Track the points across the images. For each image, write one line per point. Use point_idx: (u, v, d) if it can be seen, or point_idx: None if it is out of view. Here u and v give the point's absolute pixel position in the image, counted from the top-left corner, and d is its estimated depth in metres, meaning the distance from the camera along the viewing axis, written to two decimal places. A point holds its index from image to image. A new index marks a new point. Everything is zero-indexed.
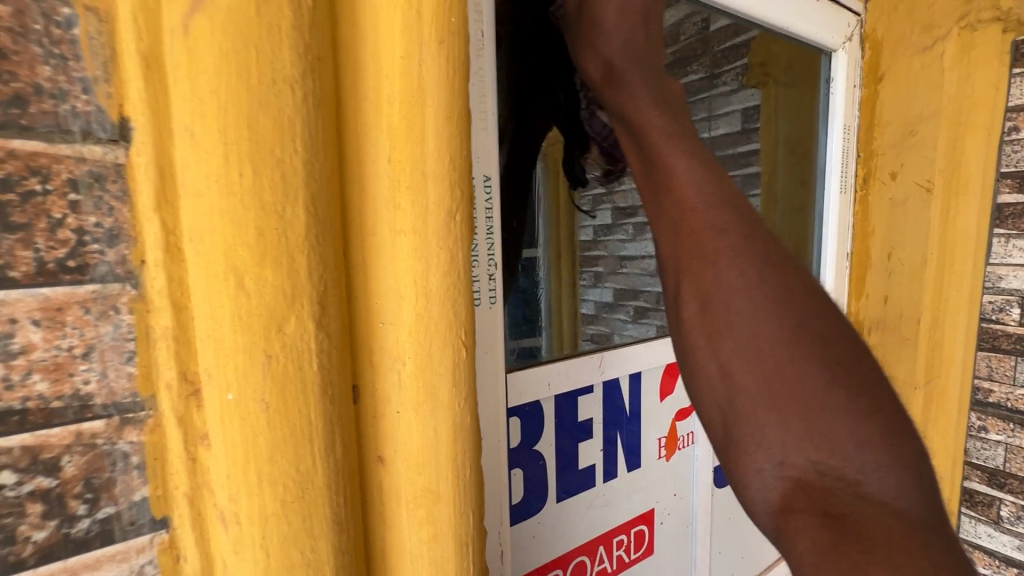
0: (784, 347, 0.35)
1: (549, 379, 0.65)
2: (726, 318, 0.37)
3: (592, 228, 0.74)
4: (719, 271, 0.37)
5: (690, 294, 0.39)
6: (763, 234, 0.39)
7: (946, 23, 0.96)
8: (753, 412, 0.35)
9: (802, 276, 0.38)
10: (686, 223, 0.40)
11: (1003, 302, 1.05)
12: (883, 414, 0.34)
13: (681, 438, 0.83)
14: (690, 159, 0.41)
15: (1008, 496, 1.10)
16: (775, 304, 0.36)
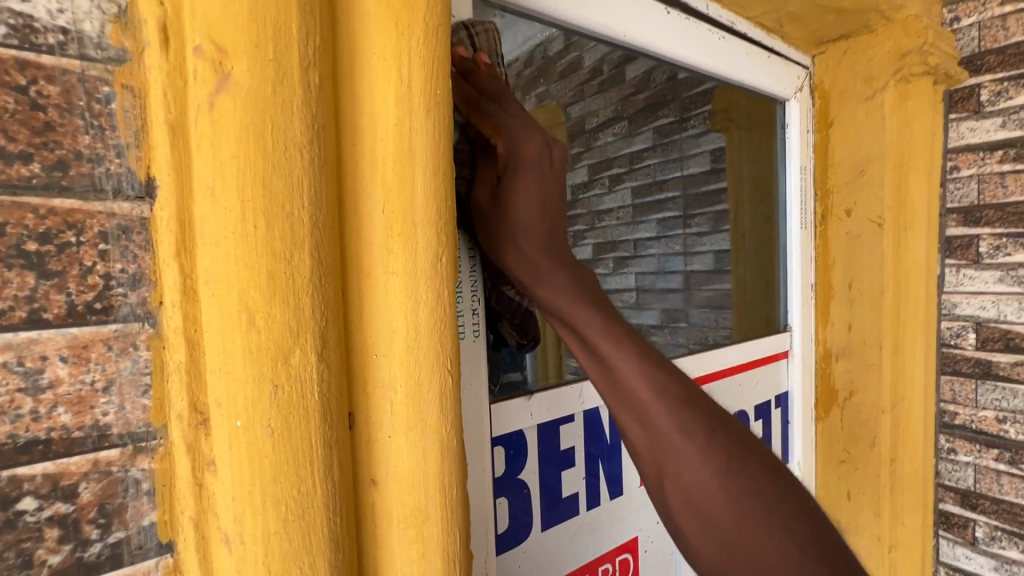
0: (722, 493, 0.42)
1: (531, 409, 0.68)
2: (638, 406, 0.45)
3: None
4: (664, 428, 0.43)
5: (605, 387, 0.47)
6: (636, 327, 0.47)
7: (883, 76, 1.05)
8: (717, 555, 0.41)
9: (676, 356, 0.47)
10: (587, 323, 0.47)
11: (960, 328, 1.14)
12: (755, 459, 0.44)
13: None
14: (572, 269, 0.49)
15: (981, 516, 1.14)
16: (663, 387, 0.45)
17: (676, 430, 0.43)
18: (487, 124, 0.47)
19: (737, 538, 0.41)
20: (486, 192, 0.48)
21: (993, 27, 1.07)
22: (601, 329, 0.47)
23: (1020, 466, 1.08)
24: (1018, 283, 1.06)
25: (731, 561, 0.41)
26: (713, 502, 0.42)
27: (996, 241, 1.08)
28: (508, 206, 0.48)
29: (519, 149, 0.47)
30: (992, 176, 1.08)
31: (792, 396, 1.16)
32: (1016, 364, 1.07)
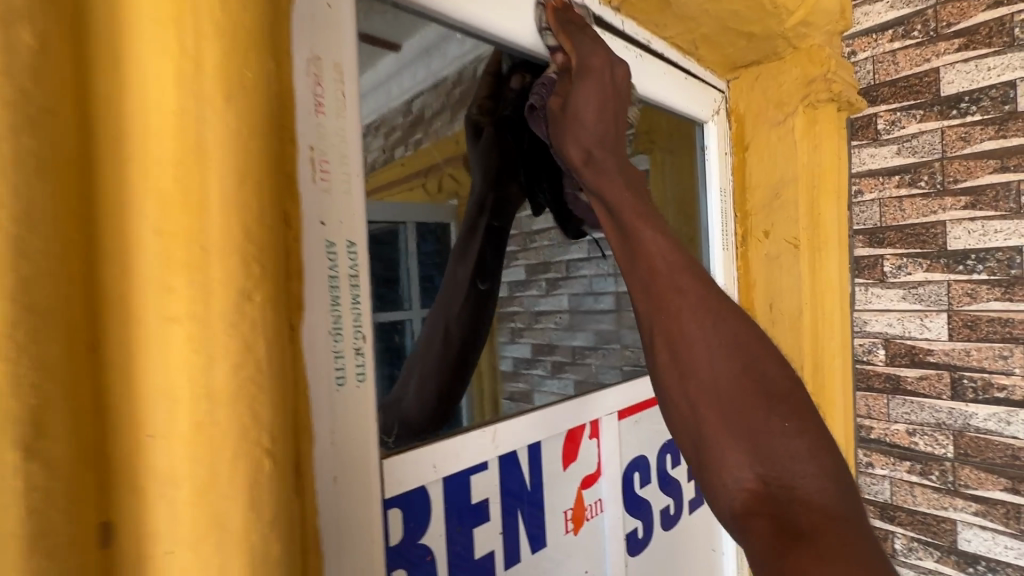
0: (715, 384, 0.50)
1: (434, 460, 0.59)
2: (691, 366, 0.51)
3: (507, 284, 0.77)
4: (692, 326, 0.52)
5: (662, 347, 0.53)
6: (714, 295, 0.53)
7: (793, 101, 1.08)
8: (709, 435, 0.49)
9: (749, 327, 0.52)
10: (654, 286, 0.54)
11: (870, 344, 1.19)
12: (809, 430, 0.47)
13: (589, 508, 0.79)
14: (659, 235, 0.56)
15: (898, 528, 1.18)
16: (730, 351, 0.50)
17: (701, 330, 0.51)
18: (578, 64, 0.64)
19: (741, 419, 0.48)
20: (558, 104, 0.64)
21: (885, 61, 1.14)
22: (630, 231, 0.57)
23: (930, 477, 1.13)
24: (919, 300, 1.11)
25: (725, 442, 0.48)
26: (711, 390, 0.50)
27: (898, 261, 1.13)
28: (595, 187, 0.61)
29: (588, 62, 0.63)
30: (891, 200, 1.14)
31: None
32: (921, 378, 1.12)
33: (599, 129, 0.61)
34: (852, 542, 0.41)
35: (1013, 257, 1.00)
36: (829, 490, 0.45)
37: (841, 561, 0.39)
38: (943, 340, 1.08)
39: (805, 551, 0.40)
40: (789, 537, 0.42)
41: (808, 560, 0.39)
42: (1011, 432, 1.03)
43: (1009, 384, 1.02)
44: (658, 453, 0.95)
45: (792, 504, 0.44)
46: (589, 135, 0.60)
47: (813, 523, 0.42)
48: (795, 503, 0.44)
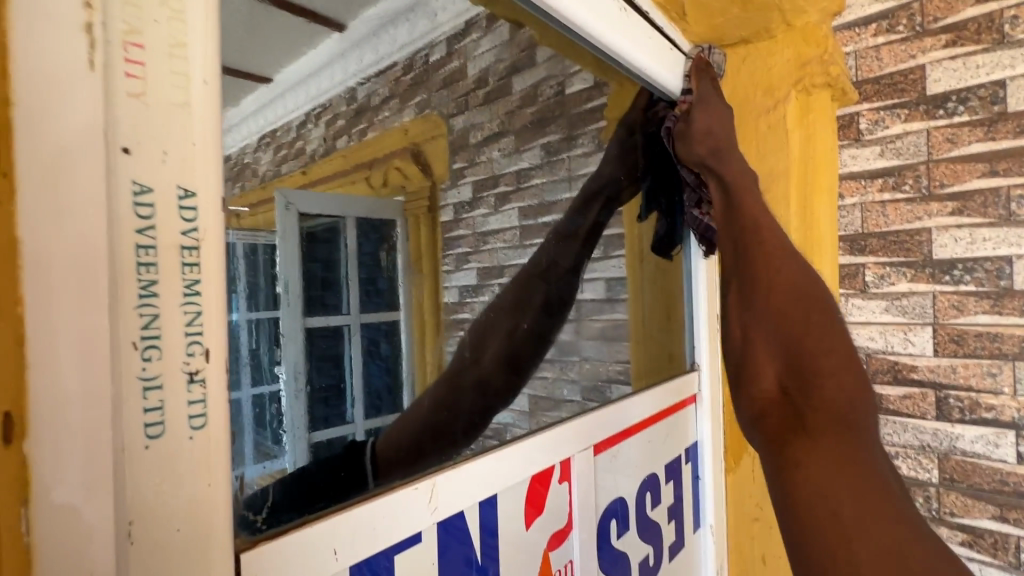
0: (772, 325, 0.62)
1: (335, 543, 0.38)
2: (753, 295, 0.65)
3: (457, 290, 0.95)
4: (764, 268, 0.66)
5: (735, 285, 0.70)
6: (784, 246, 0.69)
7: (784, 87, 0.96)
8: (752, 355, 0.62)
9: (801, 266, 0.66)
10: (742, 241, 0.72)
11: None
12: (843, 359, 0.56)
13: (557, 575, 0.61)
14: (767, 214, 0.74)
15: None
16: (792, 281, 0.64)
17: (771, 286, 0.64)
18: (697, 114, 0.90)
19: (780, 345, 0.60)
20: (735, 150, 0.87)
21: (868, 57, 1.03)
22: (736, 198, 0.78)
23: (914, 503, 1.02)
24: (902, 313, 1.01)
25: (766, 361, 0.61)
26: (760, 330, 0.63)
27: (881, 269, 1.03)
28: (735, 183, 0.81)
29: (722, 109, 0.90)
30: (874, 205, 1.03)
31: (702, 447, 0.98)
32: (904, 397, 1.02)
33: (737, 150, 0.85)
34: (852, 448, 0.49)
35: (1002, 267, 0.91)
36: (857, 407, 0.53)
37: (834, 456, 0.49)
38: (928, 356, 0.99)
39: (800, 443, 0.52)
40: (798, 431, 0.53)
41: (801, 450, 0.51)
42: (999, 455, 0.93)
43: (997, 405, 0.93)
44: (637, 491, 0.78)
45: (805, 409, 0.54)
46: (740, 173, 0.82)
47: (817, 420, 0.52)
48: (809, 409, 0.54)
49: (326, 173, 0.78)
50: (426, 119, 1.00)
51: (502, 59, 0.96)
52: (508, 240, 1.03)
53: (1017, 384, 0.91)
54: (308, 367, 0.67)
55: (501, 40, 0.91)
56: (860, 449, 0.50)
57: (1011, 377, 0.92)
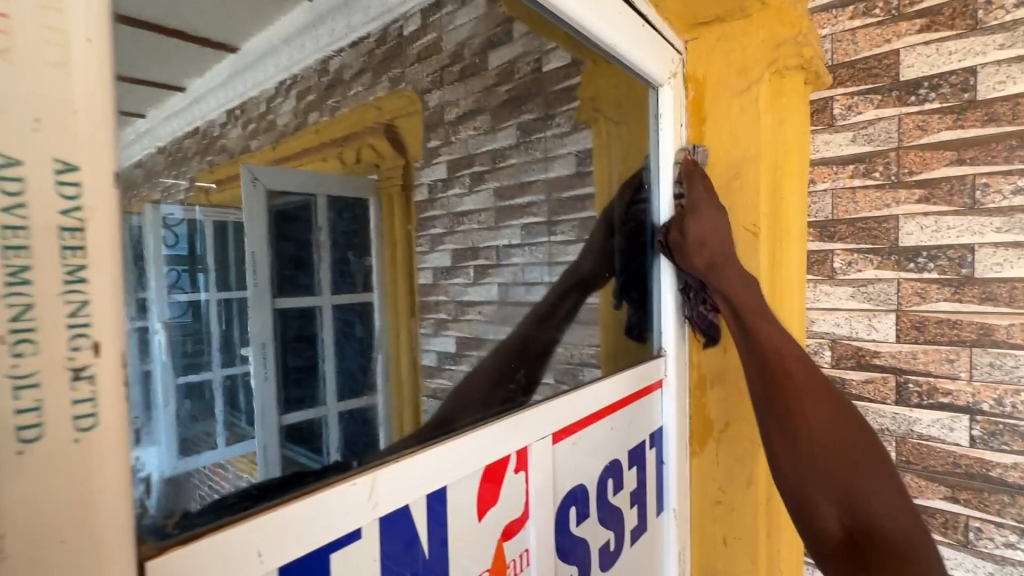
0: (810, 443, 0.73)
1: (259, 545, 0.36)
2: (797, 440, 0.74)
3: (433, 271, 1.04)
4: (801, 418, 0.74)
5: (771, 424, 0.76)
6: (818, 376, 0.76)
7: (758, 69, 0.94)
8: (808, 498, 0.72)
9: (842, 412, 0.75)
10: (769, 361, 0.78)
11: (817, 345, 1.08)
12: (904, 514, 0.68)
13: (511, 565, 0.60)
14: (772, 325, 0.80)
15: None
16: (830, 430, 0.73)
17: (810, 401, 0.75)
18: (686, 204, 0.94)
19: (820, 480, 0.71)
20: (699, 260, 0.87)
21: (844, 41, 1.01)
22: (749, 322, 0.81)
23: None
24: (867, 299, 1.02)
25: (815, 495, 0.71)
26: (813, 425, 0.74)
27: (849, 256, 1.03)
28: (716, 280, 0.86)
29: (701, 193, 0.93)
30: (844, 191, 1.03)
31: (666, 432, 0.98)
32: (866, 382, 1.03)
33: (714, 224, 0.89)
34: (915, 572, 0.64)
35: (964, 255, 0.92)
36: (897, 525, 0.67)
37: None
38: (891, 343, 1.00)
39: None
40: (865, 568, 0.65)
41: None
42: (954, 438, 0.96)
43: (954, 390, 0.95)
44: (598, 477, 0.77)
45: (871, 549, 0.66)
46: (711, 250, 0.87)
47: (881, 561, 0.65)
48: (876, 548, 0.66)
49: (298, 150, 0.89)
50: (396, 95, 1.07)
51: (477, 34, 0.97)
52: (485, 220, 1.08)
53: (973, 369, 0.93)
54: (284, 348, 0.77)
55: (477, 12, 0.92)
56: (921, 571, 0.64)
57: (967, 363, 0.93)
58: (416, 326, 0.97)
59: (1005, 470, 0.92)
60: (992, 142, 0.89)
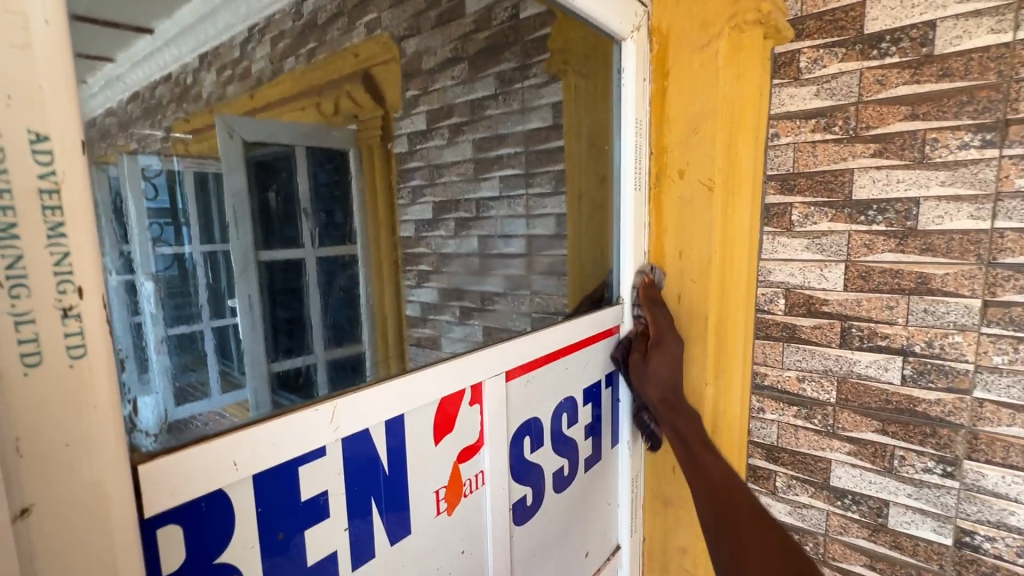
0: (739, 489, 0.84)
1: (236, 456, 0.43)
2: (743, 546, 0.77)
3: (414, 225, 1.24)
4: (741, 530, 0.79)
5: (722, 557, 0.79)
6: (760, 514, 0.79)
7: (718, 22, 1.00)
8: None
9: (779, 535, 0.76)
10: (718, 490, 0.85)
11: (772, 293, 1.15)
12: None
13: (467, 483, 0.69)
14: (717, 459, 0.89)
15: (781, 467, 1.22)
16: (776, 547, 0.75)
17: (737, 485, 0.85)
18: (643, 342, 1.02)
19: (723, 513, 0.83)
20: (652, 393, 0.98)
21: None
22: (695, 453, 0.91)
23: (813, 420, 1.15)
24: (820, 251, 1.07)
25: (743, 537, 0.78)
26: (734, 508, 0.82)
27: (806, 209, 1.07)
28: (657, 404, 0.98)
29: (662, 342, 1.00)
30: (806, 145, 1.05)
31: (623, 374, 1.07)
32: (815, 327, 1.11)
33: (666, 380, 0.99)
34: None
35: (910, 208, 0.97)
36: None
37: None
38: (839, 291, 1.07)
39: None
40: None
41: None
42: (888, 377, 1.05)
43: (891, 334, 1.03)
44: (553, 412, 0.86)
45: None
46: (660, 384, 0.97)
47: None
48: None
49: (281, 101, 1.12)
50: (373, 41, 1.25)
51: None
52: (463, 173, 1.28)
53: (909, 316, 1.00)
54: (272, 304, 0.94)
55: None
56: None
57: (905, 310, 1.00)
58: (402, 287, 1.15)
59: (930, 406, 1.01)
60: (946, 98, 0.90)
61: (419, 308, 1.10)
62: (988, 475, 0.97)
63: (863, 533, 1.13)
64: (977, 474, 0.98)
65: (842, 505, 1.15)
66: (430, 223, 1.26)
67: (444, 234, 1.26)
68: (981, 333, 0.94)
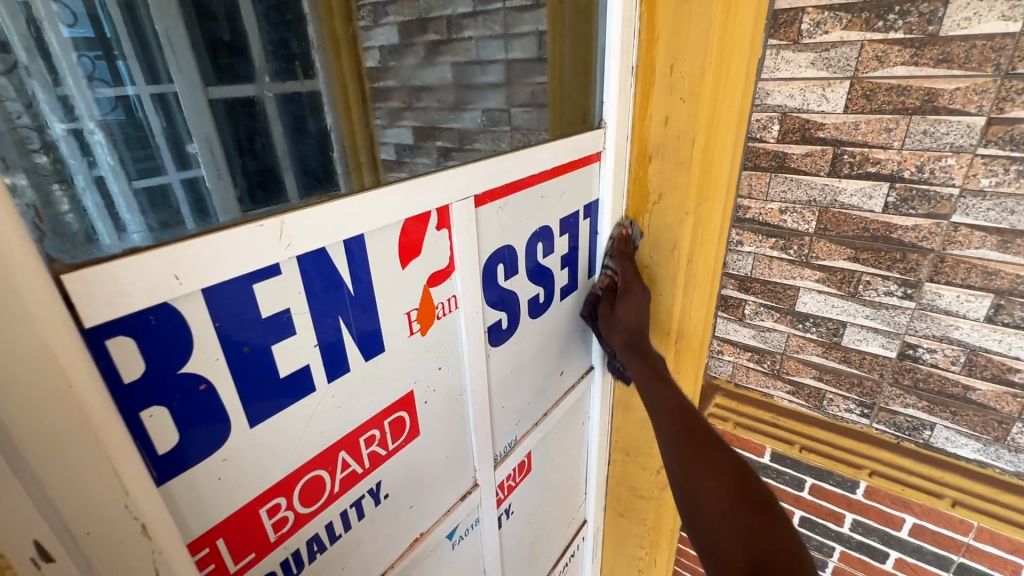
0: (716, 483, 0.72)
1: (174, 269, 0.41)
2: (702, 498, 0.71)
3: (379, 54, 0.98)
4: (709, 479, 0.72)
5: (683, 511, 0.73)
6: (723, 454, 0.76)
7: None
8: (713, 531, 0.67)
9: (736, 481, 0.72)
10: (683, 421, 0.82)
11: (767, 120, 1.08)
12: (768, 514, 0.67)
13: (440, 307, 0.69)
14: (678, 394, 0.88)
15: (751, 296, 1.27)
16: (731, 481, 0.72)
17: (712, 471, 0.73)
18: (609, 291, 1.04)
19: (699, 504, 0.71)
20: (618, 338, 0.98)
21: None
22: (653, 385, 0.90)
23: (789, 251, 1.17)
24: (826, 67, 0.98)
25: (721, 524, 0.67)
26: (707, 503, 0.70)
27: (818, 15, 0.96)
28: (615, 325, 0.98)
29: (617, 320, 0.98)
30: None
31: (601, 205, 1.05)
32: (806, 156, 1.06)
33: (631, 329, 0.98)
34: None
35: (936, 9, 0.86)
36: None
37: None
38: (837, 114, 1.00)
39: None
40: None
41: None
42: (870, 207, 1.03)
43: (883, 160, 0.99)
44: (528, 241, 0.85)
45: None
46: (625, 329, 0.98)
47: None
48: None
49: None
50: None
51: None
52: None
53: (906, 139, 0.95)
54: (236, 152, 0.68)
55: None
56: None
57: (904, 132, 0.95)
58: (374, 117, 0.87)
59: (905, 232, 1.01)
60: None
61: (392, 150, 0.76)
62: (944, 295, 1.02)
63: (817, 350, 1.22)
64: (934, 294, 1.03)
65: (803, 327, 1.22)
66: (397, 49, 1.00)
67: (413, 63, 1.01)
68: (975, 155, 0.90)
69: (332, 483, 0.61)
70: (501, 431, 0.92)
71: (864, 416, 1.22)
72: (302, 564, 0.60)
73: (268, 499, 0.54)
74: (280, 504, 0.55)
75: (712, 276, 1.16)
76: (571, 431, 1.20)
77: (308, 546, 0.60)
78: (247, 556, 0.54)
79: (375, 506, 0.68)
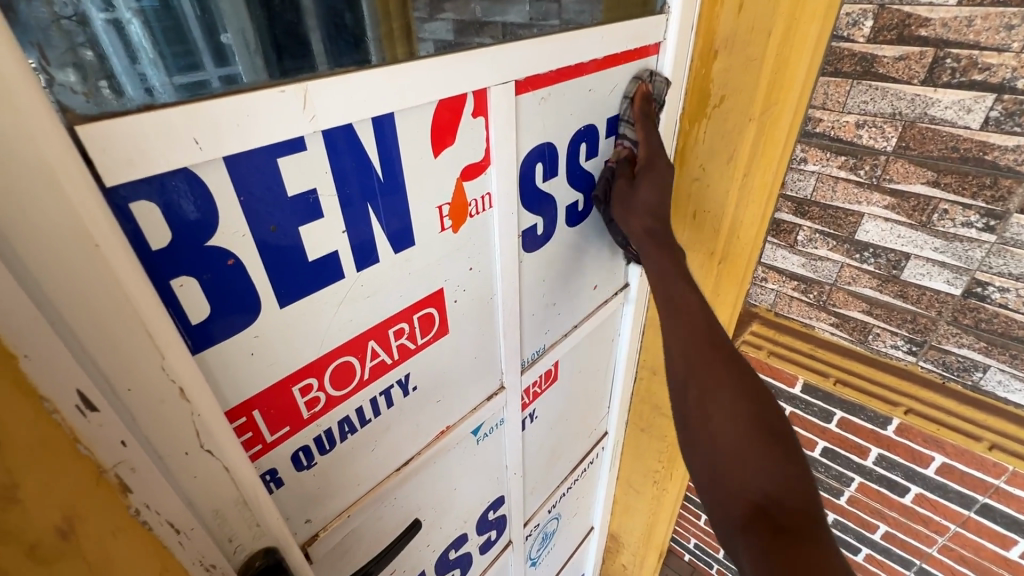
0: (729, 403, 0.66)
1: (195, 132, 0.38)
2: (707, 410, 0.67)
3: None
4: (717, 392, 0.67)
5: (685, 422, 0.69)
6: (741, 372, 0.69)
7: None
8: (719, 455, 0.64)
9: (750, 401, 0.66)
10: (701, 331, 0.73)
11: (859, 15, 0.94)
12: (782, 443, 0.63)
13: (473, 203, 0.66)
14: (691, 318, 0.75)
15: (807, 222, 1.18)
16: (745, 400, 0.66)
17: (725, 388, 0.67)
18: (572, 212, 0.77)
19: (699, 400, 0.68)
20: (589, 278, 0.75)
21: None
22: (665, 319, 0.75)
23: (859, 172, 1.05)
24: None
25: (725, 445, 0.63)
26: (716, 420, 0.65)
27: None
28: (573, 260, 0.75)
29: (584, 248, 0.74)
30: None
31: None
32: (899, 60, 0.93)
33: None
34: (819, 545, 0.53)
35: None
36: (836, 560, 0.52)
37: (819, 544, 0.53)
38: (948, 7, 0.85)
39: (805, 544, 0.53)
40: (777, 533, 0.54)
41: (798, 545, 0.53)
42: (964, 123, 0.90)
43: (994, 66, 0.84)
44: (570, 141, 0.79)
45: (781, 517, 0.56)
46: None
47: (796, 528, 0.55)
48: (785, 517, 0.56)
49: None
50: None
51: None
52: None
53: None
54: None
55: None
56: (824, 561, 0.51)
57: None
58: None
59: (1002, 154, 0.88)
60: None
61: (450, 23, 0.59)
62: None
63: (871, 284, 1.14)
64: (1019, 228, 0.92)
65: (860, 258, 1.13)
66: None
67: None
68: None
69: (361, 370, 0.62)
70: (529, 339, 0.92)
71: (910, 353, 1.16)
72: (334, 442, 0.63)
73: (299, 379, 0.55)
74: (311, 385, 0.57)
75: (769, 192, 1.08)
76: (600, 346, 1.20)
77: (339, 426, 0.63)
78: (282, 429, 0.57)
79: (403, 397, 0.70)
